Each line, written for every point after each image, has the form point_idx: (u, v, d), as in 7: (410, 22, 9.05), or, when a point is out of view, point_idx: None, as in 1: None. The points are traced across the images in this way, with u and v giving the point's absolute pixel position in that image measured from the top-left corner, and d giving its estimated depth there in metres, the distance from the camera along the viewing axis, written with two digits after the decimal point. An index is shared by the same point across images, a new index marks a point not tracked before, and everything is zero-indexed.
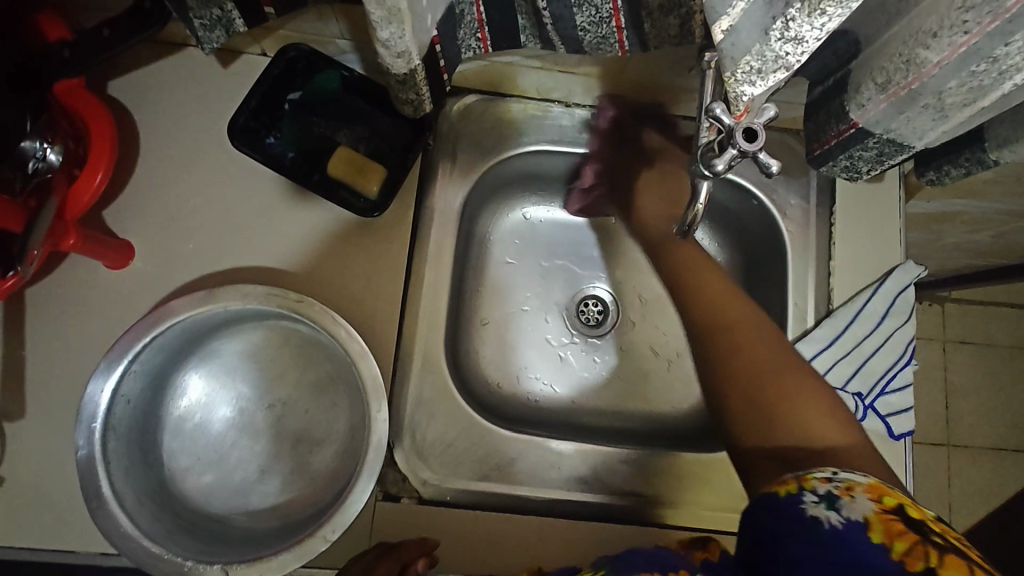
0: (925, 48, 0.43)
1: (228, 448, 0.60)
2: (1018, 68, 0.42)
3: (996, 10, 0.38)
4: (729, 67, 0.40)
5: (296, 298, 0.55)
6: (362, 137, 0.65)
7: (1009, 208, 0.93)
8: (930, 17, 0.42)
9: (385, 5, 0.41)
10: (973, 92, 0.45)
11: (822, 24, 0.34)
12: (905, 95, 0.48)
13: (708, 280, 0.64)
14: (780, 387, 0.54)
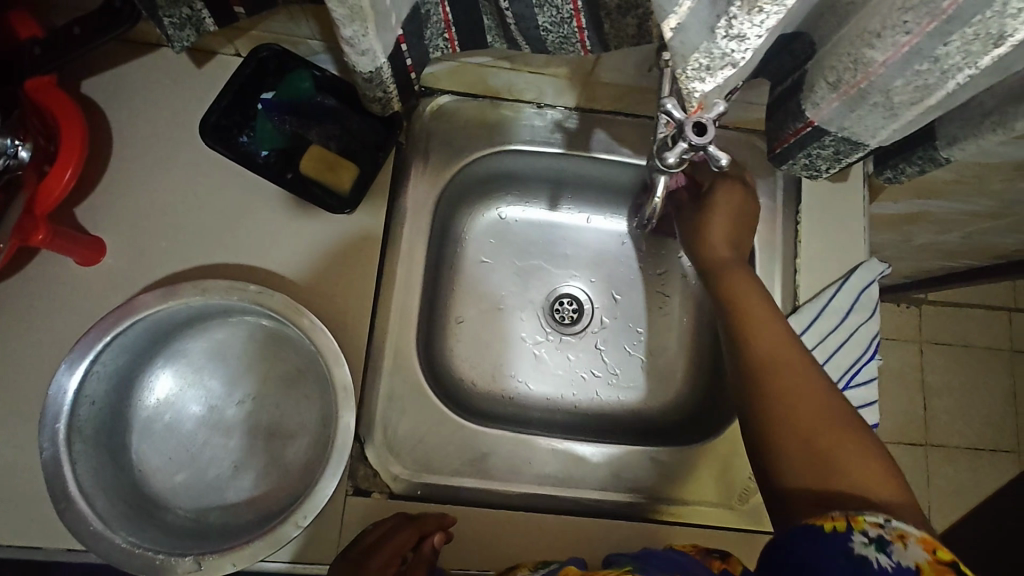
0: (870, 48, 0.45)
1: (202, 444, 0.60)
2: (959, 67, 0.44)
3: (932, 11, 0.40)
4: (682, 64, 0.41)
5: (257, 291, 0.55)
6: (333, 136, 0.65)
7: (975, 209, 0.95)
8: (874, 18, 0.44)
9: (346, 3, 0.42)
10: (920, 90, 0.47)
11: (762, 22, 0.36)
12: (856, 93, 0.50)
13: (755, 301, 0.60)
14: (834, 430, 0.49)
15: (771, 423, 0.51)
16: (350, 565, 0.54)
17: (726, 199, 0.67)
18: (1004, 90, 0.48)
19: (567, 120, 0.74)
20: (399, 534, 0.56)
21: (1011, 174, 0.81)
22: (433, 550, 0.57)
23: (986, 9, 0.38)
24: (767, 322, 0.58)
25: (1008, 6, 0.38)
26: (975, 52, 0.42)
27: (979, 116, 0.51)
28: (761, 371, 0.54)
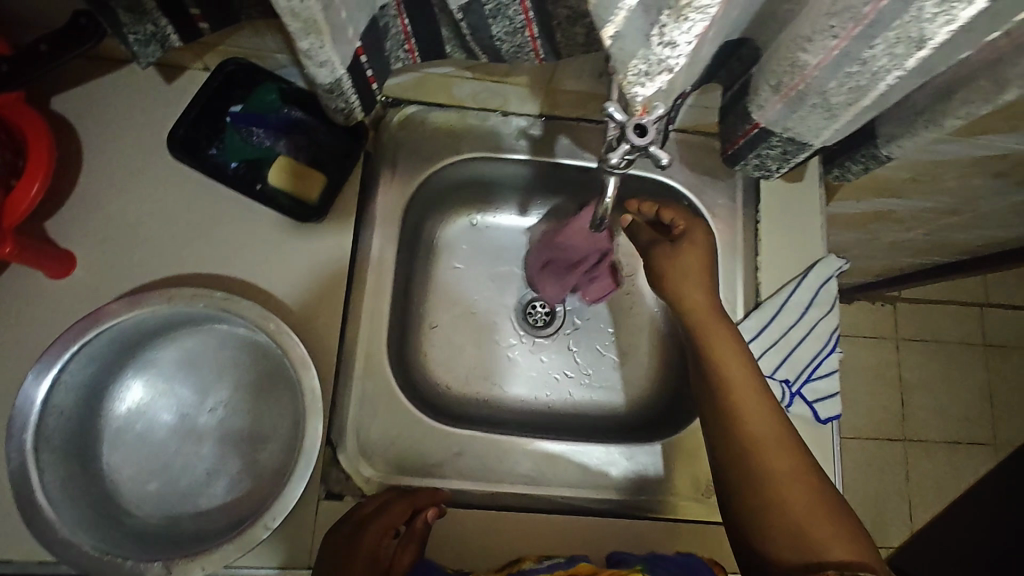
0: (802, 52, 0.48)
1: (174, 453, 0.61)
2: (886, 69, 0.46)
3: (856, 16, 0.42)
4: (623, 70, 0.44)
5: (223, 298, 0.56)
6: (301, 147, 0.67)
7: (934, 206, 0.99)
8: (805, 24, 0.47)
9: (300, 17, 0.44)
10: (854, 91, 0.49)
11: (690, 29, 0.38)
12: (795, 95, 0.52)
13: (738, 368, 0.59)
14: (815, 510, 0.52)
15: (756, 505, 0.53)
16: (346, 536, 0.56)
17: (695, 252, 0.66)
18: (933, 90, 0.52)
19: (532, 128, 0.76)
20: (396, 503, 0.58)
21: (961, 171, 0.84)
22: (426, 524, 0.58)
23: (904, 14, 0.41)
24: (748, 393, 0.58)
25: (924, 11, 0.40)
26: (900, 54, 0.44)
27: (913, 114, 0.54)
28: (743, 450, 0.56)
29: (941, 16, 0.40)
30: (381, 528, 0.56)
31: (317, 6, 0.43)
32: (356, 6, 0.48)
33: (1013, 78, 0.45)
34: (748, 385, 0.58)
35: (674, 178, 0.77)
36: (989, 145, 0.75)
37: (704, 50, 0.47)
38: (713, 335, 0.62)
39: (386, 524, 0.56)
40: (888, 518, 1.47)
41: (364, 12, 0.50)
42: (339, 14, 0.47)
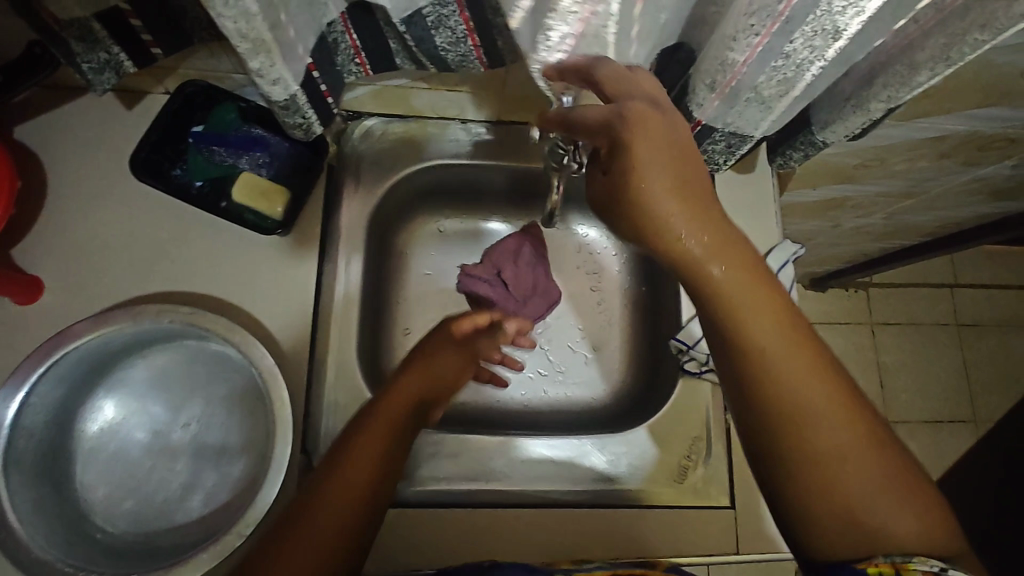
0: (730, 51, 0.49)
1: (148, 470, 0.61)
2: (810, 60, 0.49)
3: (772, 14, 0.44)
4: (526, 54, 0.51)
5: (188, 311, 0.57)
6: (263, 163, 0.68)
7: (890, 190, 1.02)
8: (728, 24, 0.49)
9: (248, 37, 0.45)
10: (783, 84, 0.52)
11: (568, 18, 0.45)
12: (731, 92, 0.54)
13: (751, 299, 0.46)
14: (854, 466, 0.42)
15: (786, 462, 0.44)
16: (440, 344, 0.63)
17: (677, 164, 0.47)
18: (857, 76, 0.55)
19: (490, 133, 0.78)
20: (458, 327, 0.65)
21: (908, 154, 0.87)
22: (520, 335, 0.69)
23: (815, 9, 0.44)
24: (785, 349, 0.45)
25: (833, 5, 0.43)
26: (820, 45, 0.47)
27: (841, 101, 0.57)
28: (781, 425, 0.44)
29: (850, 7, 0.43)
30: (401, 393, 0.58)
31: (265, 26, 0.45)
32: (303, 23, 0.50)
33: (922, 60, 0.48)
34: (782, 326, 0.46)
35: None
36: (930, 128, 0.78)
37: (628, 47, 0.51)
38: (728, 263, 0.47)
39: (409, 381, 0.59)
40: None
41: (313, 29, 0.52)
42: (288, 32, 0.49)
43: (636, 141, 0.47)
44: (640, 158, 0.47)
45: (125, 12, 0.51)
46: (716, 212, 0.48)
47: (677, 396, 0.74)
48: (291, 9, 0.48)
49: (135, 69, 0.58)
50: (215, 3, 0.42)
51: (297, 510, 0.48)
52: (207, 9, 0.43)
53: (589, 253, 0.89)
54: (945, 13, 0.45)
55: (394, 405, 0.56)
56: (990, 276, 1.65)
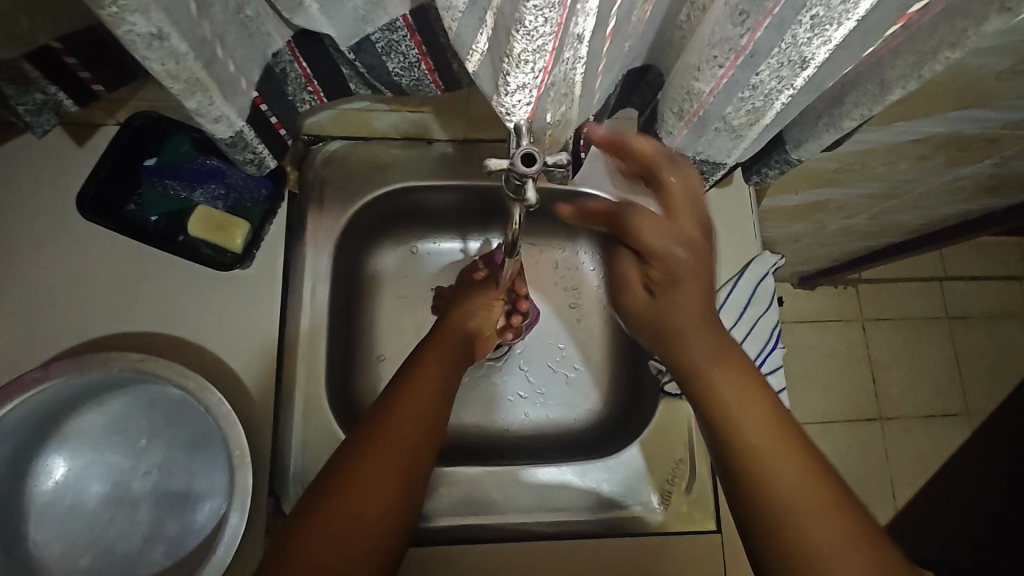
0: (696, 81, 0.48)
1: (107, 522, 0.59)
2: (778, 90, 0.47)
3: (735, 47, 0.43)
4: (491, 101, 0.44)
5: (139, 358, 0.54)
6: (219, 195, 0.66)
7: (873, 191, 1.00)
8: (693, 53, 0.47)
9: (181, 79, 0.42)
10: (751, 113, 0.50)
11: (533, 68, 0.37)
12: (698, 121, 0.52)
13: (716, 357, 0.53)
14: (811, 524, 0.43)
15: (751, 510, 0.45)
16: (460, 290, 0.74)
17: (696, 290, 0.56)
18: (828, 93, 0.53)
19: (458, 151, 0.75)
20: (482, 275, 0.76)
21: (889, 157, 0.85)
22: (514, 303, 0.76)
23: (780, 42, 0.42)
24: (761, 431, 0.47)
25: (798, 37, 0.41)
26: (787, 76, 0.45)
27: (813, 118, 0.56)
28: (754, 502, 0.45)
29: (816, 39, 0.41)
30: (437, 353, 0.63)
31: (198, 65, 0.42)
32: (243, 56, 0.48)
33: (893, 78, 0.47)
34: (748, 385, 0.50)
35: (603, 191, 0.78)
36: (909, 131, 0.76)
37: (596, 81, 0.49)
38: (695, 325, 0.55)
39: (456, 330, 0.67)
40: (872, 499, 1.48)
41: (255, 61, 0.50)
42: (226, 68, 0.46)
43: (652, 240, 0.58)
44: (671, 258, 0.57)
45: (57, 51, 0.48)
46: (698, 279, 0.56)
47: (657, 417, 0.73)
48: (228, 43, 0.46)
49: (76, 106, 0.55)
50: (138, 46, 0.39)
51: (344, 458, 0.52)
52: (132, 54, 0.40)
53: (564, 270, 0.87)
54: (912, 30, 0.43)
55: (430, 362, 0.61)
56: (979, 269, 1.63)
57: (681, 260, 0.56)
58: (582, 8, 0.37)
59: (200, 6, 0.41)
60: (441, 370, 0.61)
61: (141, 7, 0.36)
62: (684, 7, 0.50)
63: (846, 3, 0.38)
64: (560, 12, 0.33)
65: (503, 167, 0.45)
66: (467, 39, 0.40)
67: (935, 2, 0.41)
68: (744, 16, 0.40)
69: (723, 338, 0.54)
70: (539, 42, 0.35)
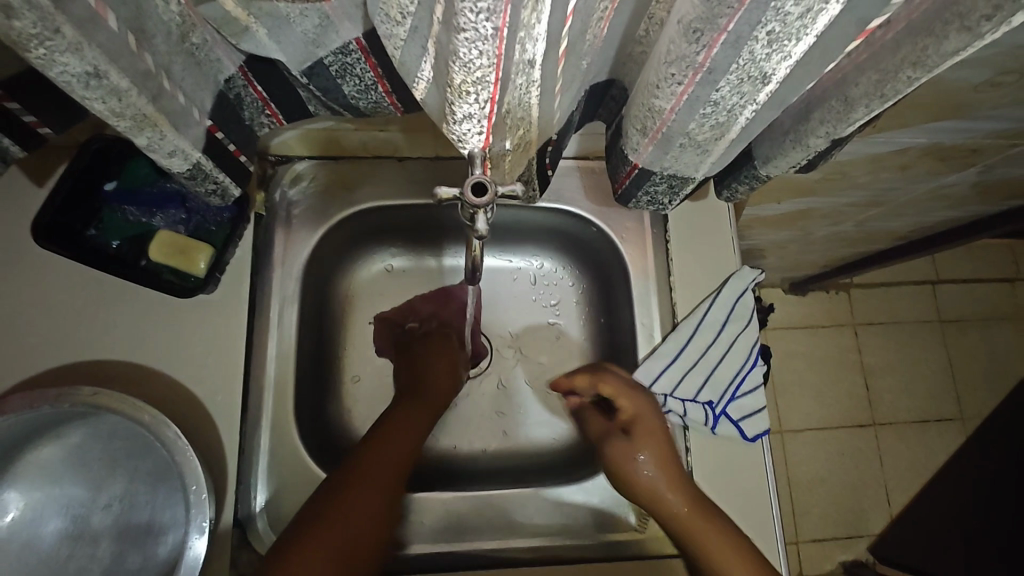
0: (656, 98, 0.47)
1: (65, 560, 0.57)
2: (740, 105, 0.45)
3: (691, 64, 0.41)
4: (442, 128, 0.42)
5: (91, 393, 0.53)
6: (181, 219, 0.64)
7: (858, 199, 0.99)
8: (652, 72, 0.46)
9: (128, 114, 0.41)
10: (716, 128, 0.49)
11: (478, 99, 0.36)
12: (662, 137, 0.51)
13: (677, 494, 0.62)
14: None
15: None
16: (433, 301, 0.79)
17: (646, 444, 0.66)
18: (794, 109, 0.52)
19: (428, 169, 0.74)
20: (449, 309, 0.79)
21: (869, 167, 0.84)
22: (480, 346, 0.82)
23: (738, 59, 0.40)
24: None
25: (756, 53, 0.39)
26: (748, 92, 0.44)
27: (780, 135, 0.55)
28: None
29: (775, 54, 0.40)
30: (399, 426, 0.64)
31: (143, 100, 0.41)
32: (192, 84, 0.46)
33: (857, 96, 0.46)
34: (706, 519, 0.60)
35: (579, 206, 0.77)
36: (889, 142, 0.75)
37: (554, 101, 0.47)
38: (656, 468, 0.64)
39: (427, 402, 0.69)
40: (865, 507, 1.47)
41: (205, 89, 0.48)
42: (176, 99, 0.44)
43: (616, 386, 0.70)
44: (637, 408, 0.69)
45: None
46: (656, 432, 0.67)
47: None
48: (175, 73, 0.44)
49: (23, 151, 0.56)
50: (74, 87, 0.38)
51: (305, 536, 0.53)
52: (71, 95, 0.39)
53: (543, 285, 0.85)
54: (875, 46, 0.43)
55: (392, 434, 0.63)
56: (970, 272, 1.62)
57: (642, 408, 0.69)
58: (526, 35, 0.35)
59: (140, 39, 0.39)
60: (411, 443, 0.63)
61: (73, 46, 0.35)
62: (641, 23, 0.49)
63: (802, 19, 0.37)
64: (495, 45, 0.31)
65: (453, 196, 0.44)
66: (411, 67, 0.38)
67: (895, 18, 0.41)
68: (698, 34, 0.39)
69: (685, 484, 0.63)
70: (479, 74, 0.33)
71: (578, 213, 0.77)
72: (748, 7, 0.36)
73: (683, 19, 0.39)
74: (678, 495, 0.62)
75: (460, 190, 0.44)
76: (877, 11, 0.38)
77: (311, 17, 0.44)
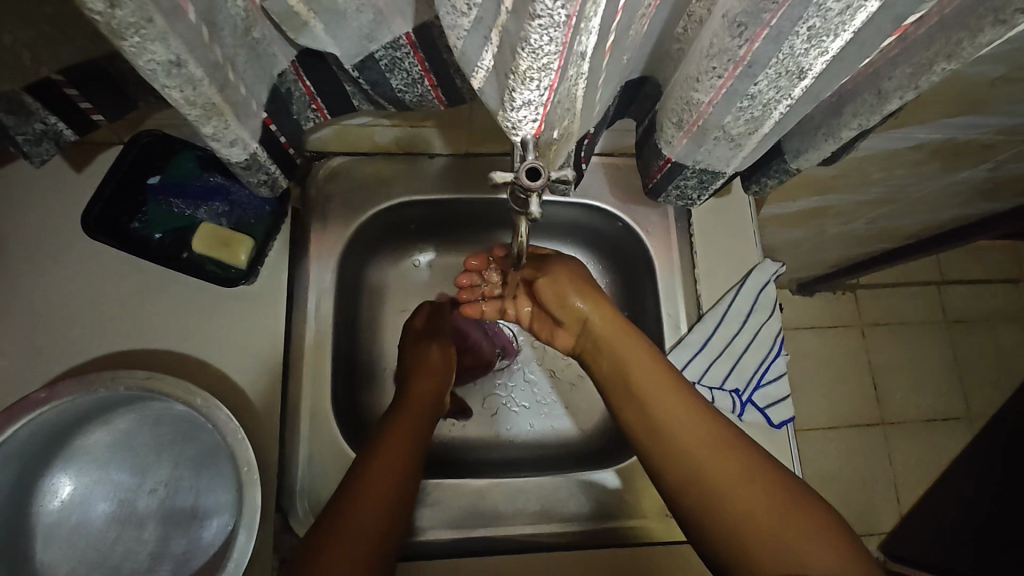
0: (695, 92, 0.49)
1: (113, 542, 0.59)
2: (776, 100, 0.48)
3: (733, 58, 0.43)
4: (497, 117, 0.44)
5: (145, 376, 0.54)
6: (223, 212, 0.66)
7: (872, 197, 1.01)
8: (691, 66, 0.48)
9: (196, 103, 0.43)
10: (751, 123, 0.51)
11: (539, 86, 0.38)
12: (698, 131, 0.53)
13: (627, 343, 0.65)
14: (716, 468, 0.56)
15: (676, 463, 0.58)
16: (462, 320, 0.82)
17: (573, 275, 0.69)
18: (825, 104, 0.55)
19: (458, 164, 0.76)
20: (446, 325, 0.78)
21: (886, 164, 0.86)
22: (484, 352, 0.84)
23: (778, 53, 0.42)
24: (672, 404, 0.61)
25: (796, 48, 0.41)
26: (785, 86, 0.46)
27: (811, 128, 0.57)
28: (658, 451, 0.60)
29: (813, 49, 0.42)
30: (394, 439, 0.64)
31: (213, 89, 0.43)
32: (252, 78, 0.48)
33: (890, 90, 0.48)
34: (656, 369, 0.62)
35: (605, 201, 0.79)
36: (906, 138, 0.77)
37: (596, 94, 0.50)
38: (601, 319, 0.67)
39: (413, 414, 0.68)
40: (875, 504, 1.48)
41: (263, 82, 0.50)
42: (238, 90, 0.46)
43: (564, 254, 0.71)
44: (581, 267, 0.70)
45: (59, 82, 0.51)
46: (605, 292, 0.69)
47: None
48: (239, 66, 0.46)
49: (74, 136, 0.57)
50: (157, 75, 0.40)
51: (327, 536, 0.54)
52: (150, 83, 0.41)
53: None
54: (908, 41, 0.45)
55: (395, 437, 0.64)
56: (977, 272, 1.64)
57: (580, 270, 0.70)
58: (585, 27, 0.37)
59: (211, 32, 0.41)
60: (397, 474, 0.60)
61: (160, 35, 0.37)
62: (679, 21, 0.51)
63: (842, 15, 0.39)
64: (564, 32, 0.34)
65: (507, 180, 0.46)
66: (472, 57, 0.40)
67: (928, 14, 0.43)
68: (741, 28, 0.41)
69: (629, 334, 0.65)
70: (545, 60, 0.36)
71: (604, 208, 0.79)
72: (791, 4, 0.38)
73: (728, 13, 0.41)
74: (609, 316, 0.67)
75: (514, 174, 0.46)
76: (913, 7, 0.40)
77: (366, 13, 0.46)
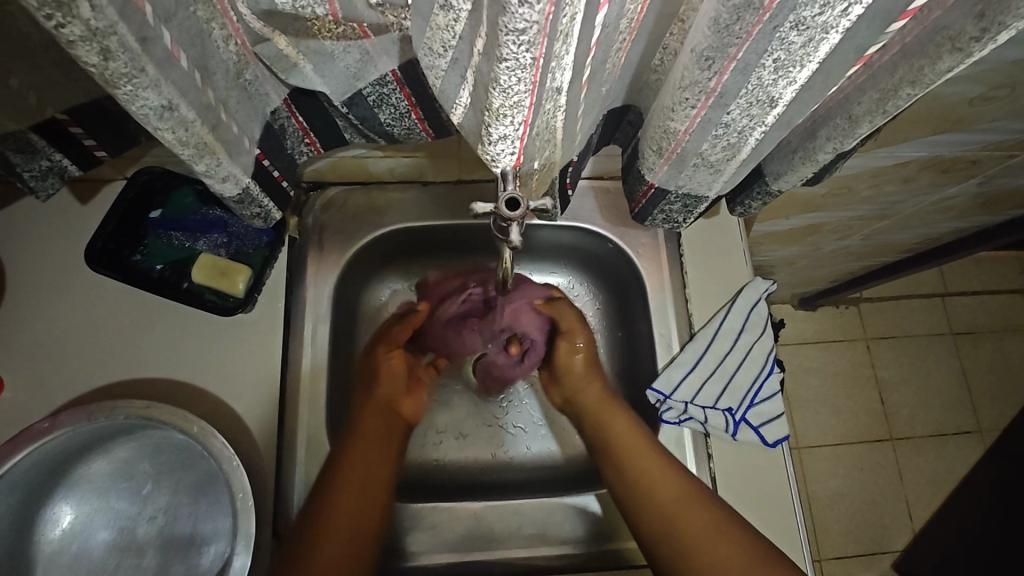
0: (671, 121, 0.50)
1: (113, 570, 0.60)
2: (750, 127, 0.49)
3: (704, 89, 0.45)
4: (477, 150, 0.46)
5: (143, 406, 0.56)
6: (221, 243, 0.67)
7: (863, 213, 1.02)
8: (666, 95, 0.49)
9: (187, 144, 0.45)
10: (727, 149, 0.52)
11: (513, 121, 0.40)
12: (677, 157, 0.55)
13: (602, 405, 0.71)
14: (680, 512, 0.60)
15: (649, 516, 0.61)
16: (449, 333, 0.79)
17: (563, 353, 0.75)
18: (801, 128, 0.56)
19: (450, 192, 0.78)
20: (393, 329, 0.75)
21: (873, 181, 0.87)
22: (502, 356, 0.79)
23: (746, 84, 0.44)
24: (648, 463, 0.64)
25: (764, 79, 0.43)
26: (757, 114, 0.47)
27: (789, 153, 0.59)
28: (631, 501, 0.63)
29: (781, 80, 0.43)
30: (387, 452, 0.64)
31: (204, 129, 0.45)
32: (244, 116, 0.50)
33: (860, 114, 0.50)
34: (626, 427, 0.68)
35: (595, 223, 0.80)
36: (890, 156, 0.78)
37: (576, 125, 0.51)
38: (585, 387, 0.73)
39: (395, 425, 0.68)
40: (885, 522, 1.46)
41: (255, 119, 0.52)
42: (229, 129, 0.48)
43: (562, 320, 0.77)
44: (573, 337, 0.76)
45: (63, 121, 0.53)
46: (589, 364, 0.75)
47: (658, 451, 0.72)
48: (230, 107, 0.48)
49: (80, 172, 0.60)
50: (149, 118, 0.42)
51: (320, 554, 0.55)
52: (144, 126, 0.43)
53: None
54: (874, 68, 0.47)
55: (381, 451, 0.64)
56: (979, 284, 1.63)
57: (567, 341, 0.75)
58: (557, 66, 0.39)
59: (203, 76, 0.44)
60: (377, 498, 0.61)
61: (152, 82, 0.39)
62: (655, 54, 0.53)
63: (805, 48, 0.40)
64: (532, 72, 0.35)
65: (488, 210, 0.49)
66: (451, 94, 0.42)
67: (891, 42, 0.45)
68: (709, 61, 0.42)
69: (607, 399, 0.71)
70: (516, 98, 0.37)
71: (594, 230, 0.81)
72: (755, 38, 0.39)
73: (696, 48, 0.42)
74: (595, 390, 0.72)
75: (494, 206, 0.49)
76: (873, 40, 0.42)
77: (353, 53, 0.48)
